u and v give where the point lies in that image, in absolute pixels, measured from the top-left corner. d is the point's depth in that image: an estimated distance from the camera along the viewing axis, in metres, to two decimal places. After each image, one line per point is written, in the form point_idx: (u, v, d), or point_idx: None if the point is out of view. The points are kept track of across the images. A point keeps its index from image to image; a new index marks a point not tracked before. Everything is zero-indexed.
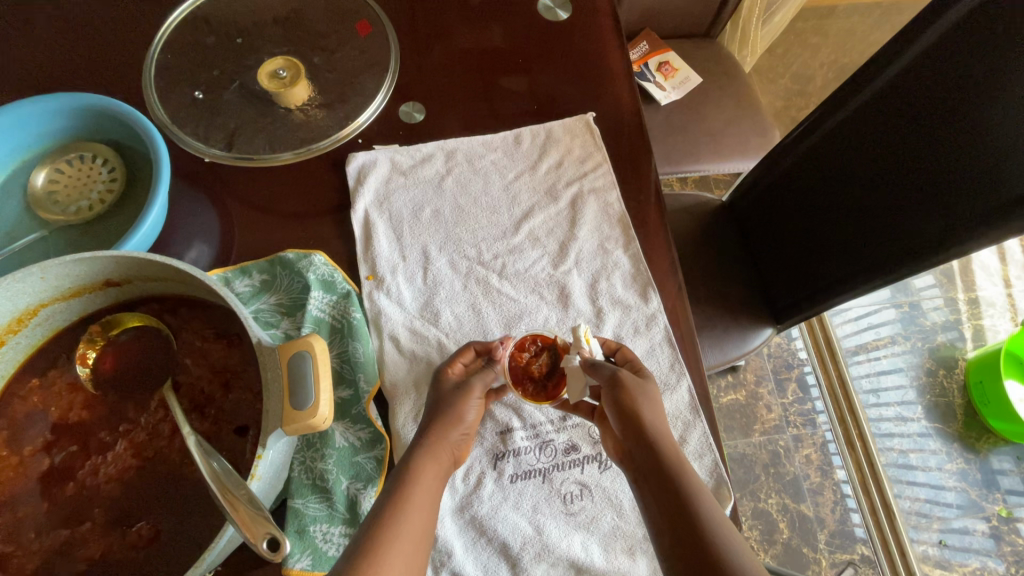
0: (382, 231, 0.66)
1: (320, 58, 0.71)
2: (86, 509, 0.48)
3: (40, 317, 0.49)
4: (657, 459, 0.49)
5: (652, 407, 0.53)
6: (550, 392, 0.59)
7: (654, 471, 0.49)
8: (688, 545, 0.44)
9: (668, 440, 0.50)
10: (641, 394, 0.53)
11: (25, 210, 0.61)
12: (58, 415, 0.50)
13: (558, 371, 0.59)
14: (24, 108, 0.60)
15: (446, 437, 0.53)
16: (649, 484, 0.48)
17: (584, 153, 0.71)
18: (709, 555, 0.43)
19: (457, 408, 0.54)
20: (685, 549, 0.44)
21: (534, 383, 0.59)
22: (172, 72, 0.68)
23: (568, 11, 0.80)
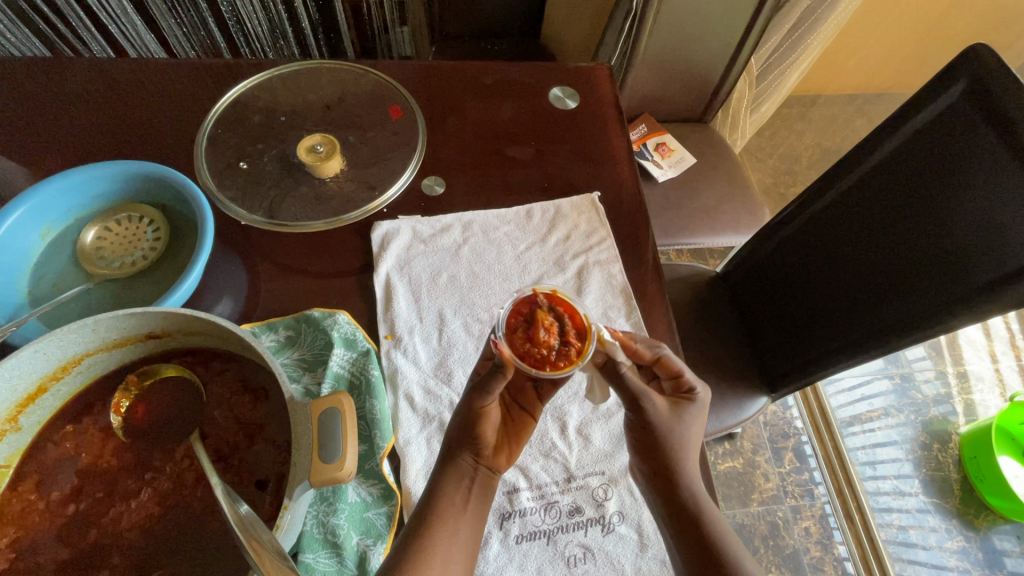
0: (402, 293, 0.71)
1: (355, 137, 0.79)
2: (105, 557, 0.49)
3: (83, 365, 0.53)
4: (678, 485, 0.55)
5: (677, 433, 0.57)
6: (572, 353, 0.60)
7: (672, 495, 0.55)
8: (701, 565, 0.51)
9: (687, 467, 0.56)
10: (673, 431, 0.57)
11: (73, 263, 0.66)
12: (88, 460, 0.53)
13: (562, 328, 0.62)
14: (83, 173, 0.66)
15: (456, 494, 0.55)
16: (669, 507, 0.55)
17: (590, 228, 0.77)
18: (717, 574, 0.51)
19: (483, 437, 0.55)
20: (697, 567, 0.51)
21: (554, 349, 0.60)
22: (220, 143, 0.75)
23: (576, 101, 0.89)
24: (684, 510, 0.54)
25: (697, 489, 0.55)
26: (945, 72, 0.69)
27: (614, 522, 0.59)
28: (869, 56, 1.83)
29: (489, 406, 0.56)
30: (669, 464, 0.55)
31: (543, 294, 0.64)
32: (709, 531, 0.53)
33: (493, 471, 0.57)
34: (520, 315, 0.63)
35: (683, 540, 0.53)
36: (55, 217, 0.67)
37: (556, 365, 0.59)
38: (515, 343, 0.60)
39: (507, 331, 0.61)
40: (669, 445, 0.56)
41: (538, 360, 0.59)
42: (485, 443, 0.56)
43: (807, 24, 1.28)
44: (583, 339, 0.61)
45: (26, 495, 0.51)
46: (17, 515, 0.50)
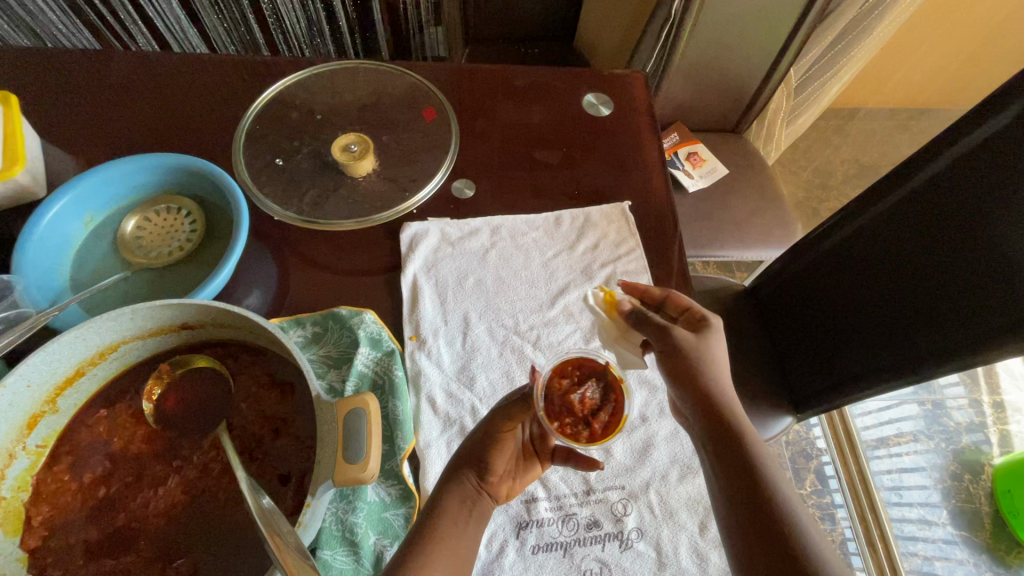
0: (428, 295, 0.71)
1: (388, 137, 0.79)
2: (131, 541, 0.50)
3: (119, 351, 0.54)
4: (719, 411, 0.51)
5: (714, 364, 0.54)
6: (581, 426, 0.58)
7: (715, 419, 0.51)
8: (746, 487, 0.47)
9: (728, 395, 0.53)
10: (703, 356, 0.54)
11: (113, 251, 0.68)
12: (120, 445, 0.54)
13: (595, 407, 0.60)
14: (125, 165, 0.68)
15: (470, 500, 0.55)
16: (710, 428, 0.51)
17: (619, 237, 0.76)
18: (763, 498, 0.46)
19: (495, 457, 0.55)
20: (742, 488, 0.47)
21: (574, 418, 0.59)
22: (258, 139, 0.77)
23: (610, 108, 0.88)
24: (727, 433, 0.50)
25: (739, 417, 0.51)
26: (1002, 91, 0.66)
27: (632, 538, 0.58)
28: (913, 71, 1.77)
29: (508, 432, 0.56)
30: (704, 388, 0.52)
31: (613, 372, 0.62)
32: (752, 457, 0.49)
33: (492, 499, 0.55)
34: (577, 369, 0.62)
35: (724, 468, 0.49)
36: (98, 206, 0.69)
37: (562, 430, 0.58)
38: (552, 388, 0.60)
39: (555, 373, 0.61)
40: (700, 371, 0.53)
41: (557, 410, 0.59)
42: (493, 468, 0.55)
43: (852, 36, 1.25)
44: (602, 438, 0.58)
45: (60, 475, 0.52)
46: (50, 495, 0.51)
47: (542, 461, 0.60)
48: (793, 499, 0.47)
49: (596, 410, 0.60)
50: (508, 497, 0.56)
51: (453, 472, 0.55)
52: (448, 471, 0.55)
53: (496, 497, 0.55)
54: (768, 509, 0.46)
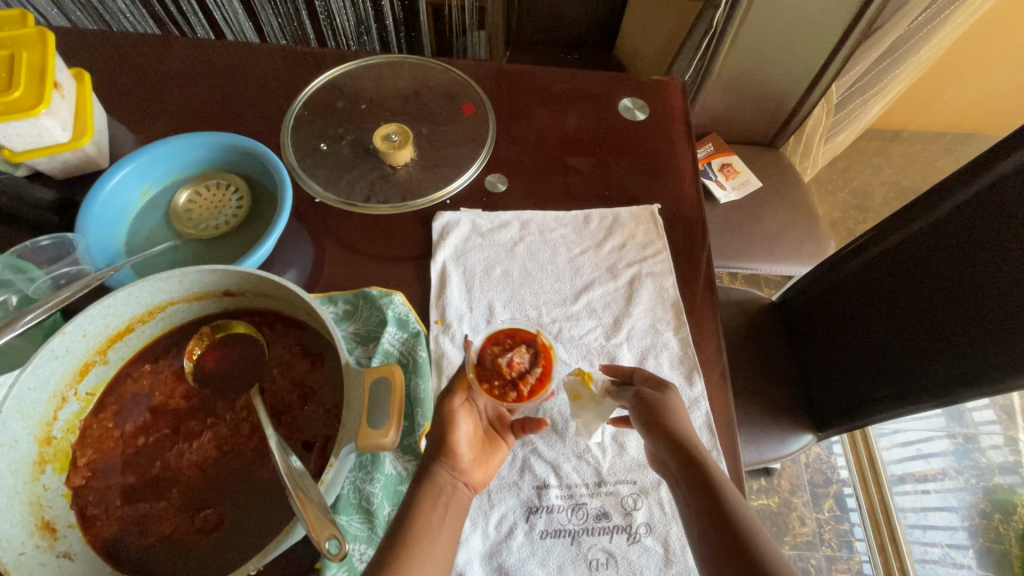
0: (455, 282, 0.73)
1: (427, 129, 0.82)
2: (165, 488, 0.53)
3: (167, 311, 0.58)
4: (689, 457, 0.54)
5: (680, 415, 0.57)
6: (508, 390, 0.62)
7: (685, 467, 0.53)
8: (722, 529, 0.49)
9: (697, 442, 0.55)
10: (670, 408, 0.57)
11: (165, 221, 0.72)
12: (161, 399, 0.57)
13: (523, 373, 0.64)
14: (181, 141, 0.72)
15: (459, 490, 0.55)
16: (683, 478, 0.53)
17: (646, 239, 0.77)
18: (739, 538, 0.48)
19: (454, 442, 0.56)
20: (720, 531, 0.49)
21: (502, 382, 0.63)
22: (305, 125, 0.81)
23: (645, 113, 0.89)
24: (699, 478, 0.52)
25: (710, 461, 0.54)
26: None
27: (641, 532, 0.58)
28: (962, 95, 1.72)
29: (457, 410, 0.58)
30: (674, 439, 0.55)
31: (541, 338, 0.67)
32: (725, 499, 0.50)
33: (466, 489, 0.56)
34: (511, 339, 0.66)
35: (698, 514, 0.51)
36: (156, 179, 0.73)
37: (490, 390, 0.62)
38: (484, 354, 0.64)
39: (488, 340, 0.66)
40: (668, 422, 0.56)
41: (485, 373, 0.63)
42: (459, 457, 0.55)
43: (896, 54, 1.23)
44: (528, 396, 0.63)
45: (105, 422, 0.56)
46: (94, 440, 0.55)
47: (506, 441, 0.61)
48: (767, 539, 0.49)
49: (525, 372, 0.64)
50: (482, 483, 0.57)
51: (426, 464, 0.55)
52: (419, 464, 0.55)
53: (470, 488, 0.56)
54: (743, 550, 0.47)
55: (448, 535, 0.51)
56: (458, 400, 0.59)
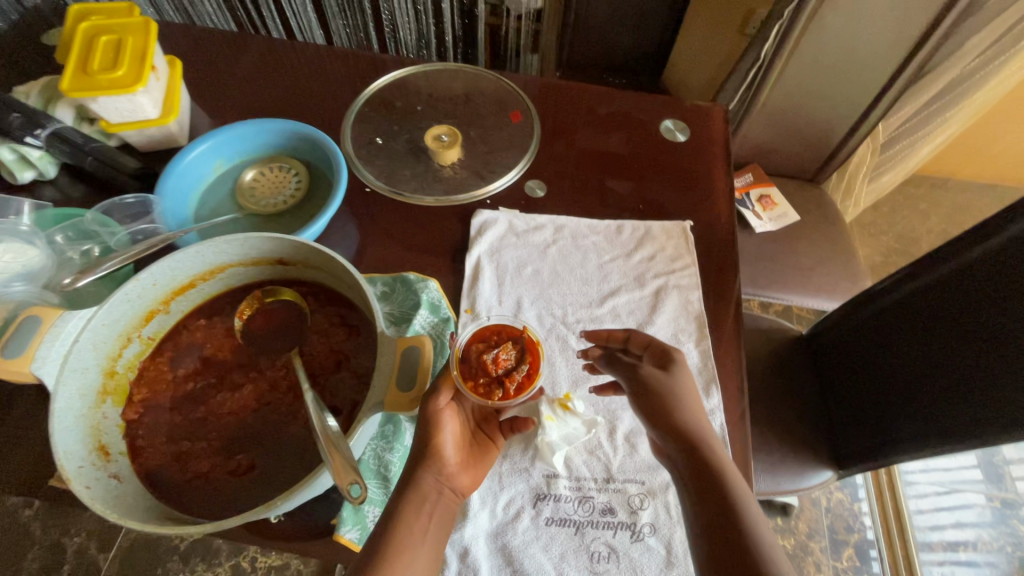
0: (487, 276, 0.77)
1: (476, 133, 0.87)
2: (206, 431, 0.58)
3: (225, 273, 0.63)
4: (690, 442, 0.56)
5: (684, 400, 0.59)
6: (492, 387, 0.62)
7: (685, 451, 0.56)
8: (718, 512, 0.51)
9: (700, 428, 0.57)
10: (673, 390, 0.59)
11: (231, 196, 0.79)
12: (211, 351, 0.63)
13: (508, 370, 0.64)
14: (253, 125, 0.79)
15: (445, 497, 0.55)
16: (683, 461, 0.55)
17: (676, 253, 0.79)
18: (734, 521, 0.51)
19: (440, 441, 0.56)
20: (715, 513, 0.51)
21: (488, 378, 0.63)
22: (364, 121, 0.87)
23: (685, 135, 0.92)
24: (699, 463, 0.54)
25: (712, 446, 0.56)
26: None
27: (644, 532, 0.59)
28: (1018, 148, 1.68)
29: (443, 411, 0.57)
30: (677, 424, 0.57)
31: (529, 336, 0.68)
32: (724, 484, 0.53)
33: (454, 493, 0.57)
34: (496, 336, 0.67)
35: (696, 492, 0.53)
36: (227, 157, 0.80)
37: (475, 387, 0.62)
38: (469, 352, 0.65)
39: (474, 339, 0.67)
40: (671, 403, 0.58)
41: (470, 372, 0.63)
42: (445, 458, 0.56)
43: (947, 99, 1.22)
44: (514, 395, 0.63)
45: (159, 365, 0.61)
46: (148, 380, 0.60)
47: (491, 442, 0.62)
48: (761, 524, 0.51)
49: (511, 369, 0.65)
50: (471, 488, 0.58)
51: (409, 472, 0.55)
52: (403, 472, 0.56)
53: (458, 491, 0.57)
54: (736, 534, 0.50)
55: (430, 544, 0.53)
56: (442, 400, 0.58)
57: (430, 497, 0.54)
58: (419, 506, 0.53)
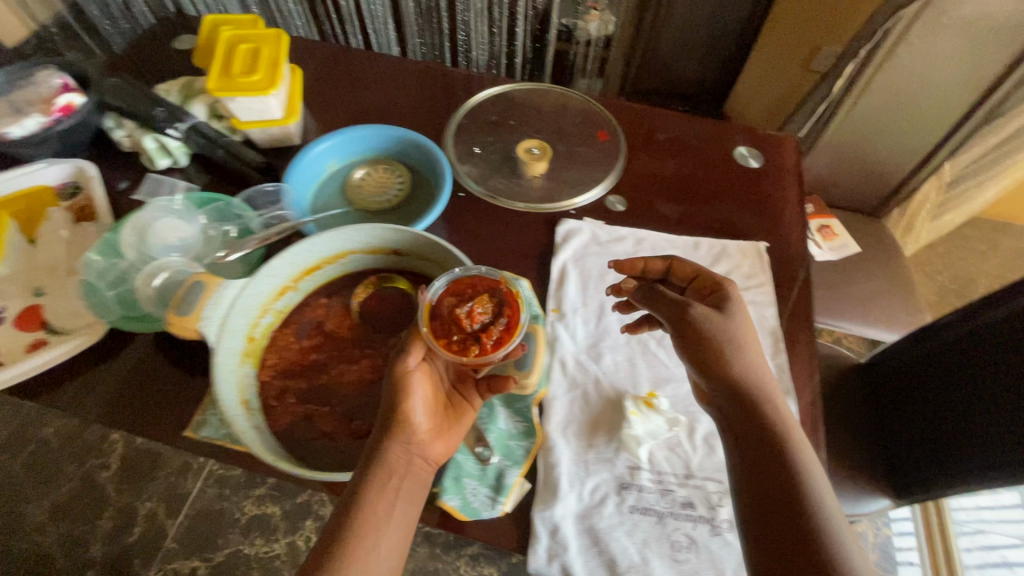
0: (573, 280, 0.82)
1: (564, 149, 0.94)
2: (328, 397, 0.65)
3: (346, 258, 0.71)
4: (737, 382, 0.60)
5: (733, 340, 0.62)
6: (468, 343, 0.64)
7: (734, 391, 0.60)
8: (765, 447, 0.57)
9: (748, 368, 0.61)
10: (723, 331, 0.62)
11: (341, 192, 0.87)
12: (331, 326, 0.70)
13: (484, 326, 0.66)
14: (368, 130, 0.87)
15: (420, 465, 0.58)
16: (733, 400, 0.60)
17: (751, 271, 0.84)
18: (781, 455, 0.56)
19: (407, 402, 0.58)
20: (762, 448, 0.57)
21: (461, 335, 0.64)
22: (462, 131, 0.95)
23: (758, 161, 0.97)
24: (748, 403, 0.59)
25: (760, 386, 0.60)
26: None
27: (723, 527, 0.63)
28: None
29: (410, 373, 0.60)
30: (727, 366, 0.61)
31: (506, 287, 0.68)
32: (772, 424, 0.58)
33: (426, 460, 0.58)
34: (473, 291, 0.68)
35: (745, 430, 0.58)
36: (340, 157, 0.88)
37: (449, 345, 0.63)
38: (442, 308, 0.66)
39: (446, 294, 0.67)
40: (720, 344, 0.61)
41: (442, 330, 0.64)
42: (411, 420, 0.58)
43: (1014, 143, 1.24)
44: (492, 349, 0.64)
45: (287, 336, 0.68)
46: (278, 348, 0.67)
47: (467, 402, 0.64)
48: (806, 458, 0.56)
49: (488, 324, 0.66)
50: (445, 454, 0.60)
51: (378, 439, 0.58)
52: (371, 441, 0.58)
53: (431, 459, 0.59)
54: (783, 466, 0.55)
55: (399, 511, 0.55)
56: (410, 363, 0.60)
57: (397, 472, 0.56)
58: (392, 476, 0.56)
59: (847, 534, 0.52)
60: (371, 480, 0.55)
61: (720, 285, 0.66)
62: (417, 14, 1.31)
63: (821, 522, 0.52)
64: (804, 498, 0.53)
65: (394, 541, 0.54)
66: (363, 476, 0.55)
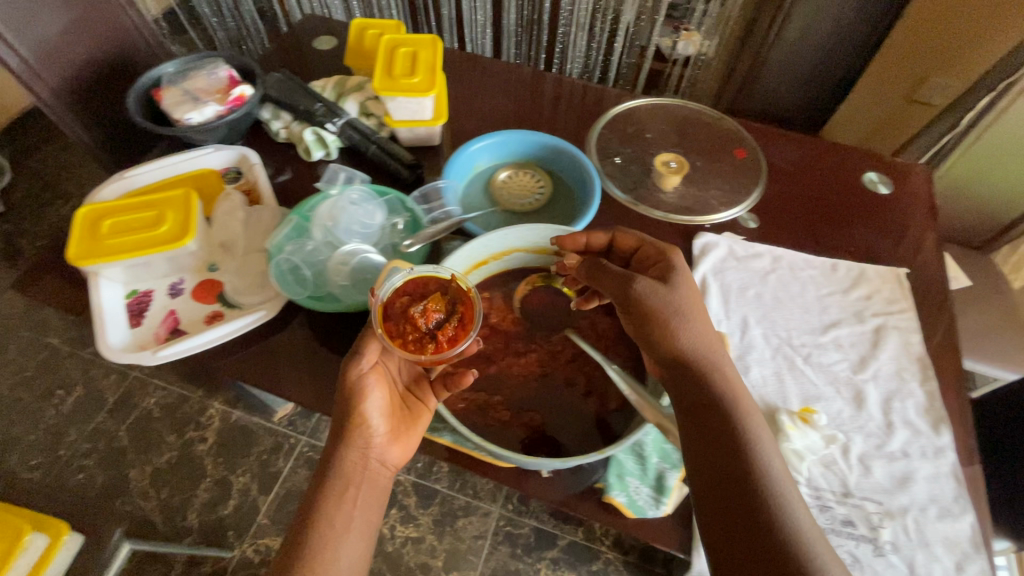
0: (714, 292, 0.83)
1: (700, 165, 0.96)
2: (499, 387, 0.68)
3: (508, 256, 0.74)
4: (687, 359, 0.59)
5: (679, 314, 0.61)
6: (424, 343, 0.63)
7: (686, 370, 0.59)
8: (716, 424, 0.55)
9: (699, 346, 0.60)
10: (673, 306, 0.61)
11: (485, 192, 0.91)
12: (495, 319, 0.73)
13: (438, 326, 0.65)
14: (514, 134, 0.90)
15: (374, 471, 0.61)
16: (686, 381, 0.59)
17: (892, 296, 0.84)
18: (733, 431, 0.54)
19: (363, 408, 0.61)
20: (714, 425, 0.55)
21: (418, 336, 0.63)
22: (599, 142, 0.98)
23: (888, 187, 0.97)
24: (697, 381, 0.58)
25: (710, 364, 0.59)
26: None
27: (885, 548, 0.63)
28: None
29: (365, 382, 0.62)
30: (675, 342, 0.60)
31: (458, 285, 0.67)
32: (725, 401, 0.56)
33: (381, 464, 0.61)
34: (423, 292, 0.67)
35: (697, 410, 0.57)
36: (485, 158, 0.92)
37: (406, 346, 0.63)
38: (393, 308, 0.65)
39: (396, 295, 0.66)
40: (668, 319, 0.60)
41: (397, 330, 0.63)
42: (370, 424, 0.61)
43: None
44: (448, 346, 0.63)
45: None
46: None
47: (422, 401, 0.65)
48: (759, 434, 0.55)
49: (442, 323, 0.65)
50: (403, 453, 0.63)
51: (334, 448, 0.60)
52: (328, 447, 0.60)
53: (387, 463, 0.62)
54: (734, 442, 0.54)
55: (360, 515, 0.58)
56: (363, 366, 0.62)
57: (355, 480, 0.59)
58: (350, 483, 0.59)
59: (796, 503, 0.51)
60: (331, 487, 0.58)
61: (664, 259, 0.65)
62: (516, 26, 1.46)
63: (775, 498, 0.50)
64: (746, 462, 0.52)
65: (361, 544, 0.57)
66: (322, 484, 0.58)
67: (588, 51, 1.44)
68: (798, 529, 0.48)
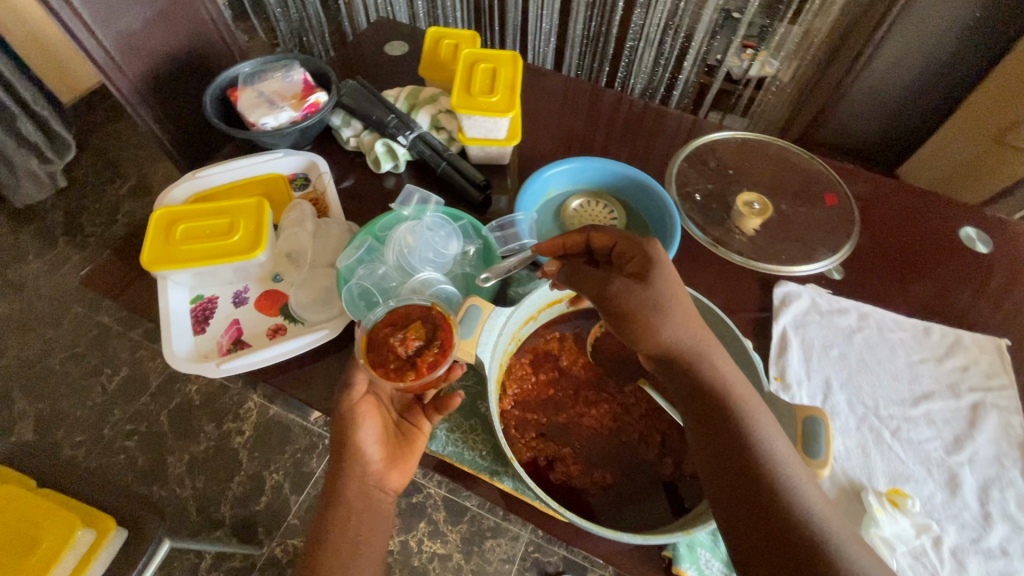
0: (796, 349, 0.78)
1: (785, 209, 0.90)
2: (568, 438, 0.65)
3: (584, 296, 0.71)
4: (675, 358, 0.54)
5: (659, 308, 0.54)
6: (406, 370, 0.62)
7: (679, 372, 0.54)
8: (717, 429, 0.51)
9: (683, 344, 0.54)
10: (653, 301, 0.54)
11: (556, 220, 0.88)
12: (567, 363, 0.70)
13: (420, 351, 0.63)
14: (591, 162, 0.87)
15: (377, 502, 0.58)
16: (680, 385, 0.54)
17: (992, 370, 0.77)
18: (737, 434, 0.50)
19: (353, 438, 0.58)
20: (715, 431, 0.51)
21: (399, 364, 0.62)
22: (676, 175, 0.93)
23: (988, 246, 0.89)
24: (690, 386, 0.53)
25: (700, 366, 0.54)
26: None
27: None
28: None
29: (358, 410, 0.59)
30: (662, 342, 0.54)
31: (437, 312, 0.66)
32: (722, 404, 0.52)
33: (382, 489, 0.59)
34: (405, 320, 0.66)
35: (695, 417, 0.53)
36: (557, 184, 0.89)
37: (387, 373, 0.61)
38: (376, 337, 0.65)
39: (379, 324, 0.65)
40: (646, 318, 0.54)
41: (378, 358, 0.62)
42: (363, 452, 0.58)
43: None
44: (429, 369, 0.61)
45: (525, 367, 0.70)
46: (517, 377, 0.69)
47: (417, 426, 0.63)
48: (766, 428, 0.51)
49: (422, 349, 0.63)
50: (401, 479, 0.61)
51: (334, 476, 0.58)
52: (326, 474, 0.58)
53: (387, 488, 0.60)
54: (739, 446, 0.49)
55: (364, 549, 0.55)
56: (356, 395, 0.60)
57: (356, 509, 0.56)
58: (351, 513, 0.56)
59: (815, 494, 0.47)
60: (331, 520, 0.56)
61: (638, 248, 0.57)
62: (582, 38, 1.40)
63: (793, 495, 0.46)
64: (755, 459, 0.48)
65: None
66: (325, 514, 0.56)
67: (654, 67, 1.37)
68: (815, 515, 0.46)
